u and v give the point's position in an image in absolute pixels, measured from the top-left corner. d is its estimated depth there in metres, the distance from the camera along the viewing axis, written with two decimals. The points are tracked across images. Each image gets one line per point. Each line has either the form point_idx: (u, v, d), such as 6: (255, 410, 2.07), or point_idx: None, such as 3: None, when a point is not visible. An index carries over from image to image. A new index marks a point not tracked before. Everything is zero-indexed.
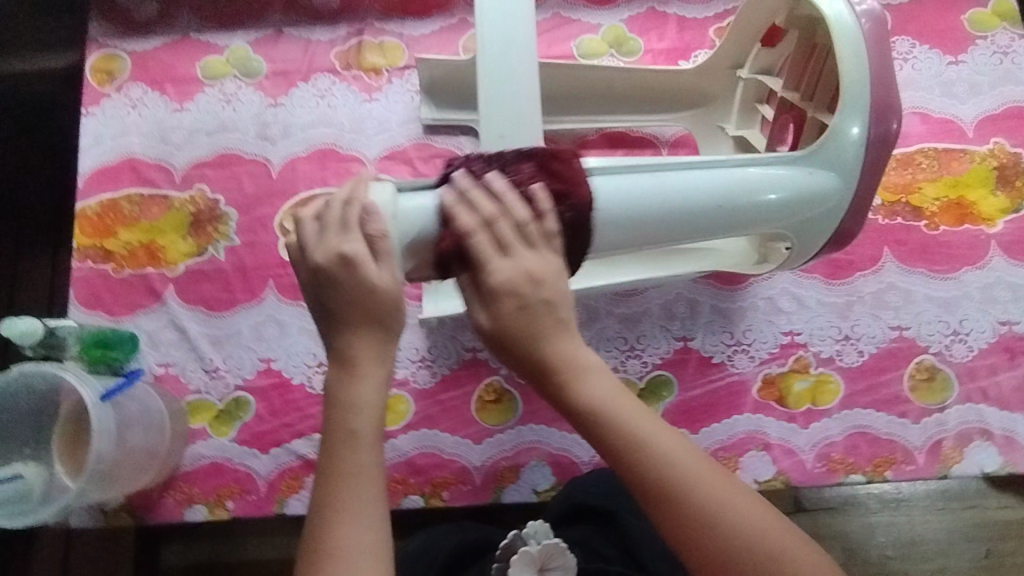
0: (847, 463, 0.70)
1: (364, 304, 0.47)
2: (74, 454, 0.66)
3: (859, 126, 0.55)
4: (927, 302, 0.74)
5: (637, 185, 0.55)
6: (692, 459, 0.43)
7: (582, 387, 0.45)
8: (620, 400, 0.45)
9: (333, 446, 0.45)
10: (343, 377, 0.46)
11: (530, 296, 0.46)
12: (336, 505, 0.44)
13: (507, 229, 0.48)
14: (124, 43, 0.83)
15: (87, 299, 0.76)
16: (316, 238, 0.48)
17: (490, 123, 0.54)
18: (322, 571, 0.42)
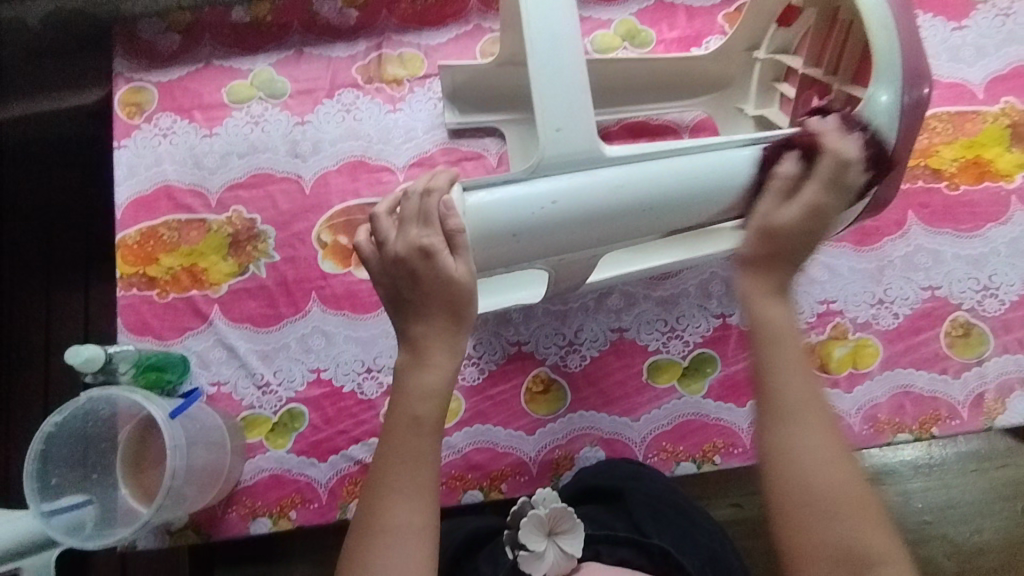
0: (893, 423, 0.72)
1: (442, 293, 0.51)
2: (139, 476, 0.66)
3: (891, 94, 0.57)
4: (955, 261, 0.76)
5: (684, 170, 0.57)
6: (813, 409, 0.52)
7: (772, 310, 0.54)
8: (783, 325, 0.54)
9: (397, 429, 0.51)
10: (410, 362, 0.52)
11: (813, 226, 0.55)
12: (394, 483, 0.50)
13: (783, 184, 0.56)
14: (150, 76, 0.85)
15: (135, 325, 0.78)
16: (395, 232, 0.53)
17: (545, 117, 0.54)
18: (375, 544, 0.48)
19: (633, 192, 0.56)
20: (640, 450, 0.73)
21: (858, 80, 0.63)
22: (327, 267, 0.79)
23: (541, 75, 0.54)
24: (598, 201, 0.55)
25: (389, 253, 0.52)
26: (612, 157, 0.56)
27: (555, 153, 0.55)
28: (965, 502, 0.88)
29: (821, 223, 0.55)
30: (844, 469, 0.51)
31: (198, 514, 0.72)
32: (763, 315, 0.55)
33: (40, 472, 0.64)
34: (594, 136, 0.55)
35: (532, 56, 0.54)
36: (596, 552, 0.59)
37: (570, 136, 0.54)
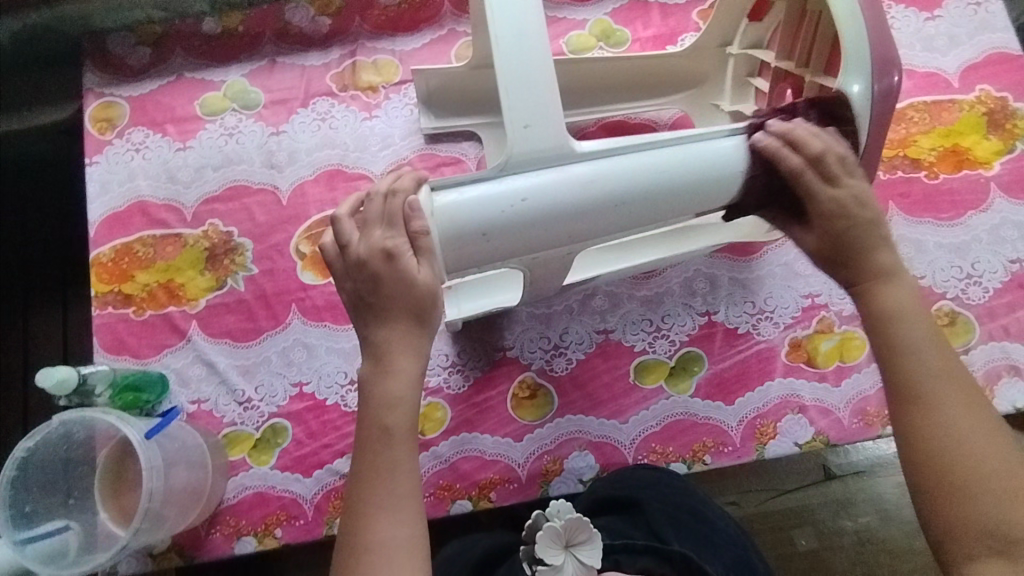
0: (883, 415, 0.71)
1: (404, 297, 0.51)
2: (116, 500, 0.65)
3: (863, 83, 0.56)
4: (938, 249, 0.76)
5: (658, 163, 0.56)
6: (955, 387, 0.51)
7: (888, 291, 0.54)
8: (914, 307, 0.53)
9: (368, 443, 0.51)
10: (376, 372, 0.52)
11: (857, 216, 0.56)
12: (373, 499, 0.50)
13: (833, 163, 0.56)
14: (121, 90, 0.84)
15: (111, 344, 0.76)
16: (358, 234, 0.53)
17: (513, 114, 0.53)
18: (363, 561, 0.48)
19: (605, 185, 0.55)
20: (629, 452, 0.72)
21: (830, 71, 0.62)
22: (306, 278, 0.77)
23: (508, 74, 0.53)
24: (570, 196, 0.54)
25: (351, 256, 0.52)
26: (582, 153, 0.55)
27: (524, 151, 0.53)
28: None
29: (864, 212, 0.56)
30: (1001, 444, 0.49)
31: (181, 536, 0.71)
32: (875, 298, 0.54)
33: (13, 498, 0.62)
34: (564, 132, 0.54)
35: (499, 53, 0.53)
36: (615, 562, 0.59)
37: (538, 132, 0.53)
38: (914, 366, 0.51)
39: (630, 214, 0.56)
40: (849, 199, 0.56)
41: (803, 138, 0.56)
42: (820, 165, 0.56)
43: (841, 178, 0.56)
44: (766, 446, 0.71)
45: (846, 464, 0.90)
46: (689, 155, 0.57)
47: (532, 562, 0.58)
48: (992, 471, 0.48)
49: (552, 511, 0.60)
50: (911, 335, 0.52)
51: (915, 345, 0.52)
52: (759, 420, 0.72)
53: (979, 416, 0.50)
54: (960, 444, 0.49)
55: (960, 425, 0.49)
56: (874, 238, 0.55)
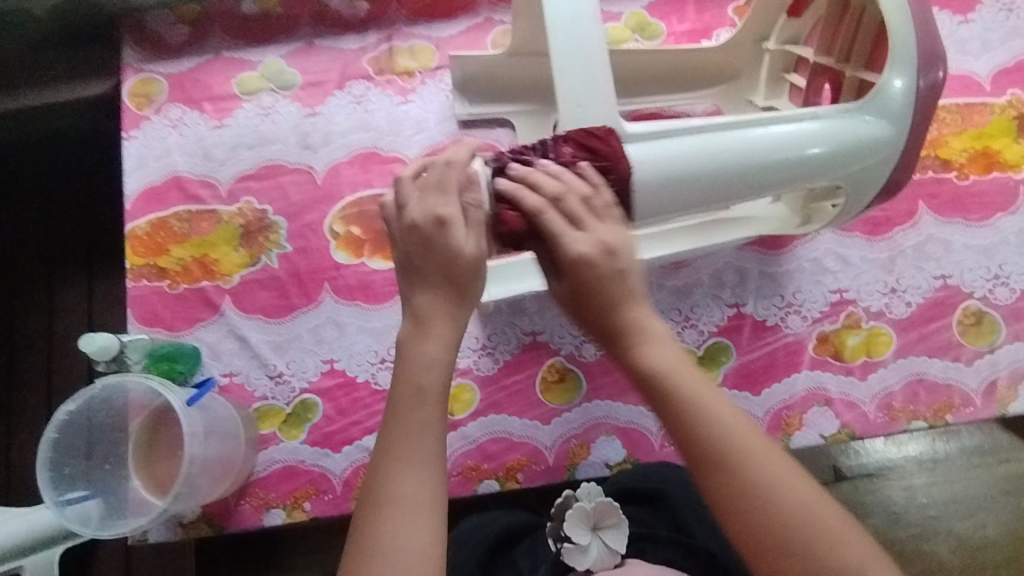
0: (907, 411, 0.73)
1: (449, 265, 0.50)
2: (152, 467, 0.66)
3: (904, 79, 0.57)
4: (966, 250, 0.76)
5: (704, 147, 0.57)
6: (790, 471, 0.45)
7: (647, 351, 0.49)
8: (679, 370, 0.48)
9: (400, 400, 0.48)
10: (415, 334, 0.49)
11: (604, 266, 0.49)
12: (398, 454, 0.46)
13: (574, 203, 0.50)
14: (158, 67, 0.84)
15: (145, 317, 0.77)
16: (414, 199, 0.51)
17: (566, 96, 0.56)
18: (383, 517, 0.45)
19: (653, 167, 0.56)
20: (655, 438, 0.73)
21: (873, 66, 0.63)
22: (340, 258, 0.78)
23: (563, 58, 0.56)
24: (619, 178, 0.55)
25: (405, 219, 0.51)
26: (634, 134, 0.56)
27: (576, 131, 0.56)
28: (970, 497, 0.90)
29: (613, 260, 0.49)
30: (829, 509, 0.44)
31: (210, 506, 0.72)
32: (635, 359, 0.49)
33: (54, 460, 0.63)
34: (615, 116, 0.56)
35: (553, 39, 0.56)
36: (640, 550, 0.60)
37: (590, 113, 0.56)
38: (713, 435, 0.46)
39: (677, 198, 0.57)
40: (579, 256, 0.49)
41: (544, 183, 0.51)
42: (563, 204, 0.51)
43: (586, 219, 0.50)
44: (791, 437, 0.72)
45: (857, 467, 0.89)
46: (736, 139, 0.57)
47: (558, 540, 0.61)
48: (824, 538, 0.43)
49: (583, 493, 0.64)
50: (685, 398, 0.47)
51: (705, 409, 0.46)
52: (785, 411, 0.72)
53: (793, 479, 0.45)
54: (776, 509, 0.44)
55: (782, 491, 0.44)
56: (618, 297, 0.49)
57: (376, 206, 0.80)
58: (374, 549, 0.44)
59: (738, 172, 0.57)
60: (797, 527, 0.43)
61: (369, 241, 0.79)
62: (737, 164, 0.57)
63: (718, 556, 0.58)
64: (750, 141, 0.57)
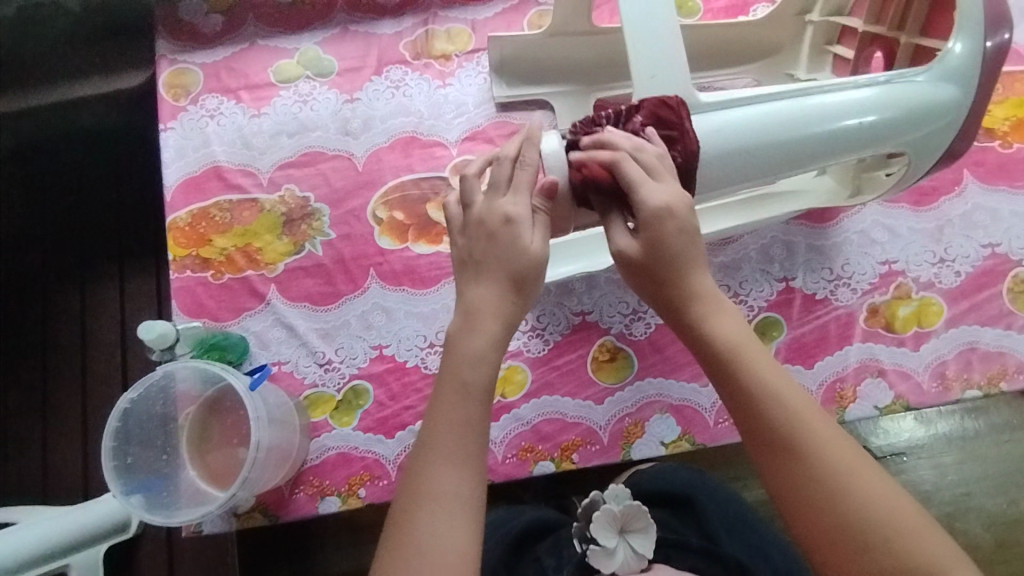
0: (962, 379, 0.72)
1: (512, 261, 0.49)
2: (211, 456, 0.66)
3: (964, 44, 0.58)
4: (1013, 217, 0.76)
5: (782, 115, 0.57)
6: (833, 439, 0.46)
7: (718, 327, 0.51)
8: (746, 345, 0.50)
9: (444, 393, 0.47)
10: (464, 327, 0.48)
11: (679, 222, 0.50)
12: (439, 447, 0.45)
13: (653, 158, 0.51)
14: (194, 58, 0.84)
15: (190, 307, 0.76)
16: (482, 195, 0.52)
17: (639, 68, 0.56)
18: (418, 508, 0.44)
19: (730, 136, 0.56)
20: (710, 415, 0.72)
21: (929, 31, 0.64)
22: (384, 243, 0.78)
23: (636, 28, 0.56)
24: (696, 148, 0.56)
25: (472, 216, 0.51)
26: (706, 104, 0.57)
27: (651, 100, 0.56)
28: (999, 472, 0.86)
29: (688, 213, 0.50)
30: (878, 488, 0.45)
31: (265, 495, 0.71)
32: (707, 338, 0.51)
33: (117, 450, 0.63)
34: (687, 84, 0.56)
35: (624, 13, 0.56)
36: (665, 557, 0.59)
37: (664, 82, 0.56)
38: (783, 404, 0.48)
39: (750, 166, 0.58)
40: (662, 207, 0.49)
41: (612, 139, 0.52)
42: (639, 161, 0.50)
43: (663, 176, 0.50)
44: (846, 409, 0.71)
45: (888, 445, 0.85)
46: (807, 105, 0.58)
47: (584, 541, 0.61)
48: (881, 509, 0.44)
49: (611, 496, 0.63)
50: (757, 373, 0.49)
51: (774, 384, 0.48)
52: (839, 383, 0.72)
53: (848, 450, 0.46)
54: (835, 475, 0.45)
55: (835, 459, 0.46)
56: (683, 262, 0.50)
57: (418, 190, 0.79)
58: (411, 542, 0.43)
59: (812, 138, 0.58)
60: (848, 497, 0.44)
61: (413, 226, 0.78)
62: (812, 129, 0.57)
63: (746, 566, 0.58)
64: (822, 106, 0.58)
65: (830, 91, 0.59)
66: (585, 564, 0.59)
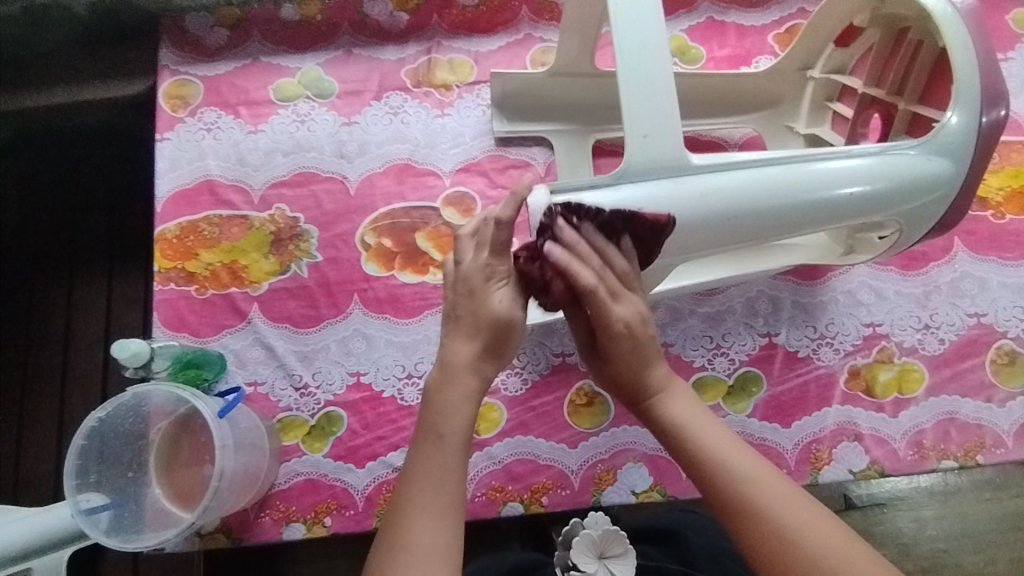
0: (938, 449, 0.72)
1: (489, 324, 0.49)
2: (175, 477, 0.66)
3: (959, 115, 0.58)
4: (1001, 288, 0.76)
5: (772, 180, 0.57)
6: (790, 497, 0.45)
7: (668, 405, 0.51)
8: (697, 417, 0.50)
9: (420, 449, 0.47)
10: (442, 380, 0.48)
11: (634, 333, 0.51)
12: (415, 502, 0.45)
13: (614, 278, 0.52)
14: (196, 70, 0.84)
15: (171, 321, 0.76)
16: (471, 251, 0.52)
17: (633, 123, 0.55)
18: (391, 566, 0.43)
19: (719, 202, 0.57)
20: (683, 467, 0.72)
21: (927, 100, 0.65)
22: (370, 270, 0.78)
23: (630, 86, 0.55)
24: (683, 210, 0.56)
25: (457, 270, 0.52)
26: (696, 165, 0.57)
27: (643, 159, 0.56)
28: (981, 533, 0.84)
29: (644, 326, 0.51)
30: (839, 535, 0.44)
31: (231, 517, 0.71)
32: (657, 415, 0.51)
33: (81, 468, 0.63)
34: (680, 146, 0.56)
35: (620, 64, 0.55)
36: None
37: (656, 143, 0.56)
38: (734, 470, 0.47)
39: (737, 232, 0.58)
40: (624, 327, 0.50)
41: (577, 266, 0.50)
42: (606, 282, 0.51)
43: (624, 292, 0.52)
44: (820, 472, 0.71)
45: (868, 496, 0.84)
46: (798, 176, 0.58)
47: (567, 568, 0.65)
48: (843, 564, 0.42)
49: (589, 522, 0.66)
50: (706, 447, 0.48)
51: (722, 453, 0.48)
52: (814, 445, 0.71)
53: (804, 502, 0.45)
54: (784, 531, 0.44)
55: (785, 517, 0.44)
56: (635, 351, 0.51)
57: (408, 218, 0.79)
58: None
59: (802, 207, 0.58)
60: (814, 553, 0.43)
61: (400, 254, 0.78)
62: (802, 201, 0.58)
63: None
64: (815, 177, 0.58)
65: (821, 159, 0.59)
66: None
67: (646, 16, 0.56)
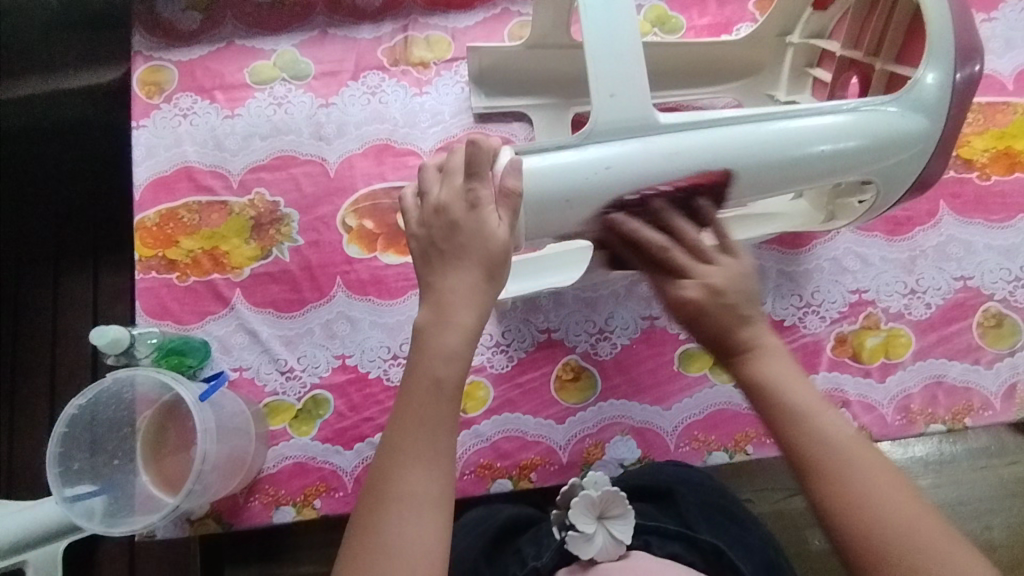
0: (926, 413, 0.71)
1: (480, 248, 0.50)
2: (160, 463, 0.65)
3: (935, 71, 0.57)
4: (987, 251, 0.75)
5: (744, 138, 0.57)
6: (881, 475, 0.43)
7: (760, 364, 0.49)
8: (794, 380, 0.48)
9: (414, 396, 0.46)
10: (436, 318, 0.48)
11: (712, 302, 0.50)
12: (406, 448, 0.44)
13: (683, 256, 0.54)
14: (169, 56, 0.83)
15: (154, 309, 0.76)
16: (439, 184, 0.53)
17: (600, 84, 0.54)
18: (386, 512, 0.43)
19: (689, 161, 0.56)
20: (671, 439, 0.72)
21: (902, 61, 0.63)
22: (352, 252, 0.77)
23: (595, 48, 0.54)
24: (648, 170, 0.56)
25: (430, 203, 0.52)
26: (666, 126, 0.56)
27: (610, 121, 0.55)
28: (975, 498, 0.84)
29: (725, 297, 0.50)
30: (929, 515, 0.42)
31: (219, 503, 0.71)
32: (748, 373, 0.49)
33: (64, 455, 0.63)
34: (648, 108, 0.55)
35: (586, 23, 0.54)
36: (645, 543, 0.58)
37: (623, 103, 0.55)
38: (823, 437, 0.45)
39: (709, 192, 0.58)
40: (689, 300, 0.51)
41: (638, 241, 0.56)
42: (671, 257, 0.54)
43: (694, 266, 0.53)
44: None
45: None
46: (769, 132, 0.57)
47: (563, 528, 0.59)
48: (934, 549, 0.41)
49: (589, 482, 0.62)
50: (802, 409, 0.46)
51: (811, 419, 0.46)
52: None
53: (890, 479, 0.43)
54: (878, 503, 0.42)
55: (881, 493, 0.43)
56: (732, 313, 0.50)
57: (389, 199, 0.78)
58: (377, 545, 0.42)
59: (775, 166, 0.57)
60: (898, 535, 0.41)
61: (382, 235, 0.78)
62: (774, 158, 0.57)
63: (726, 553, 0.56)
64: (787, 132, 0.57)
65: (795, 117, 0.58)
66: (563, 551, 0.58)
67: None
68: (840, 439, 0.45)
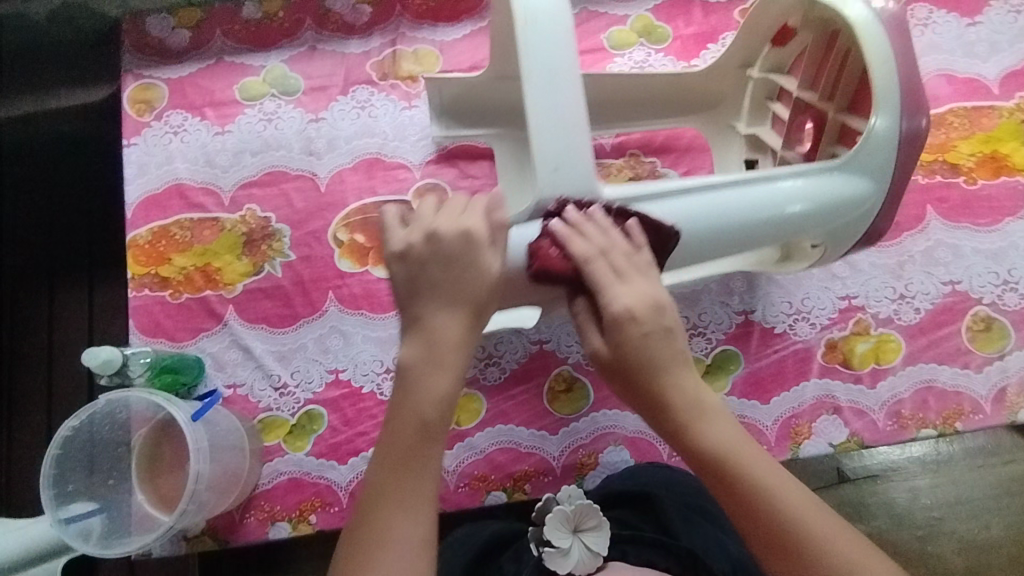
0: (917, 418, 0.72)
1: (470, 287, 0.51)
2: (155, 482, 0.66)
3: (886, 121, 0.59)
4: (975, 255, 0.76)
5: (717, 204, 0.60)
6: (815, 509, 0.49)
7: (705, 432, 0.52)
8: (734, 438, 0.52)
9: (393, 466, 0.48)
10: (426, 356, 0.50)
11: (650, 325, 0.53)
12: (392, 496, 0.47)
13: (619, 259, 0.54)
14: (159, 73, 0.84)
15: (147, 327, 0.76)
16: (434, 215, 0.53)
17: (542, 159, 0.53)
18: (371, 557, 0.45)
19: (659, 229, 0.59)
20: (663, 447, 0.72)
21: (854, 110, 0.65)
22: (344, 266, 0.77)
23: (537, 119, 0.53)
24: None
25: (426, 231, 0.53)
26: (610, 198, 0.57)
27: (554, 193, 0.54)
28: (972, 500, 0.84)
29: (649, 319, 0.53)
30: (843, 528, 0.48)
31: (215, 520, 0.71)
32: (691, 442, 0.52)
33: (58, 478, 0.64)
34: (591, 180, 0.55)
35: (528, 94, 0.53)
36: (622, 553, 0.59)
37: (567, 177, 0.54)
38: (759, 481, 0.49)
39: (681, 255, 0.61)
40: (624, 311, 0.53)
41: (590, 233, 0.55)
42: (609, 258, 0.54)
43: (629, 274, 0.54)
44: (801, 445, 0.71)
45: (862, 468, 0.84)
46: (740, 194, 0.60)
47: (540, 543, 0.60)
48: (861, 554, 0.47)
49: (564, 496, 0.62)
50: (742, 462, 0.50)
51: (755, 472, 0.50)
52: (793, 420, 0.72)
53: (812, 505, 0.49)
54: (816, 533, 0.47)
55: (813, 518, 0.48)
56: (661, 363, 0.53)
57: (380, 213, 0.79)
58: None
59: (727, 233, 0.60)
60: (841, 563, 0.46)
61: (374, 249, 0.78)
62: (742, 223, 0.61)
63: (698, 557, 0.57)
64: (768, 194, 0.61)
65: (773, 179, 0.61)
66: (541, 565, 0.59)
67: (558, 48, 0.53)
68: (771, 473, 0.50)
